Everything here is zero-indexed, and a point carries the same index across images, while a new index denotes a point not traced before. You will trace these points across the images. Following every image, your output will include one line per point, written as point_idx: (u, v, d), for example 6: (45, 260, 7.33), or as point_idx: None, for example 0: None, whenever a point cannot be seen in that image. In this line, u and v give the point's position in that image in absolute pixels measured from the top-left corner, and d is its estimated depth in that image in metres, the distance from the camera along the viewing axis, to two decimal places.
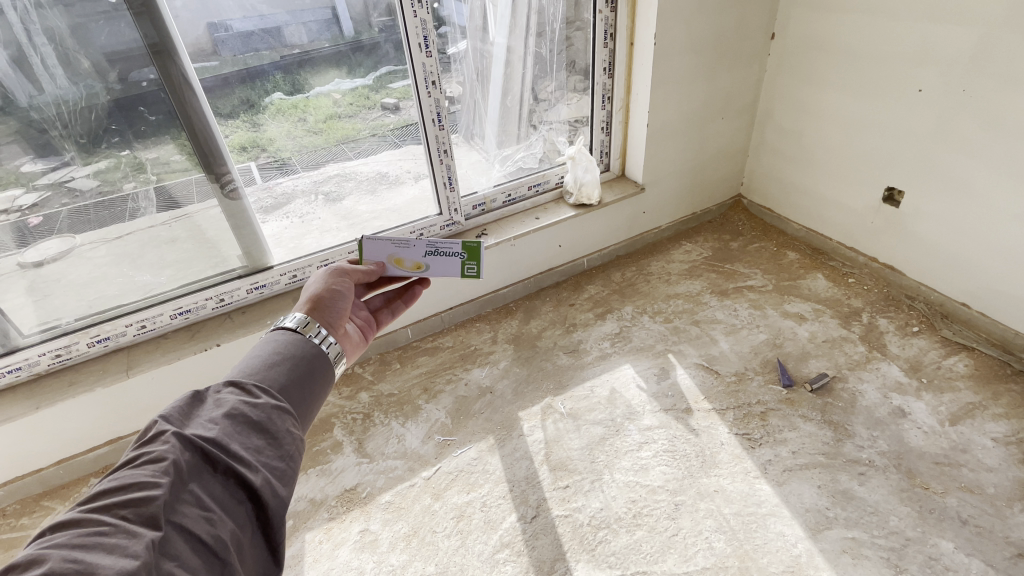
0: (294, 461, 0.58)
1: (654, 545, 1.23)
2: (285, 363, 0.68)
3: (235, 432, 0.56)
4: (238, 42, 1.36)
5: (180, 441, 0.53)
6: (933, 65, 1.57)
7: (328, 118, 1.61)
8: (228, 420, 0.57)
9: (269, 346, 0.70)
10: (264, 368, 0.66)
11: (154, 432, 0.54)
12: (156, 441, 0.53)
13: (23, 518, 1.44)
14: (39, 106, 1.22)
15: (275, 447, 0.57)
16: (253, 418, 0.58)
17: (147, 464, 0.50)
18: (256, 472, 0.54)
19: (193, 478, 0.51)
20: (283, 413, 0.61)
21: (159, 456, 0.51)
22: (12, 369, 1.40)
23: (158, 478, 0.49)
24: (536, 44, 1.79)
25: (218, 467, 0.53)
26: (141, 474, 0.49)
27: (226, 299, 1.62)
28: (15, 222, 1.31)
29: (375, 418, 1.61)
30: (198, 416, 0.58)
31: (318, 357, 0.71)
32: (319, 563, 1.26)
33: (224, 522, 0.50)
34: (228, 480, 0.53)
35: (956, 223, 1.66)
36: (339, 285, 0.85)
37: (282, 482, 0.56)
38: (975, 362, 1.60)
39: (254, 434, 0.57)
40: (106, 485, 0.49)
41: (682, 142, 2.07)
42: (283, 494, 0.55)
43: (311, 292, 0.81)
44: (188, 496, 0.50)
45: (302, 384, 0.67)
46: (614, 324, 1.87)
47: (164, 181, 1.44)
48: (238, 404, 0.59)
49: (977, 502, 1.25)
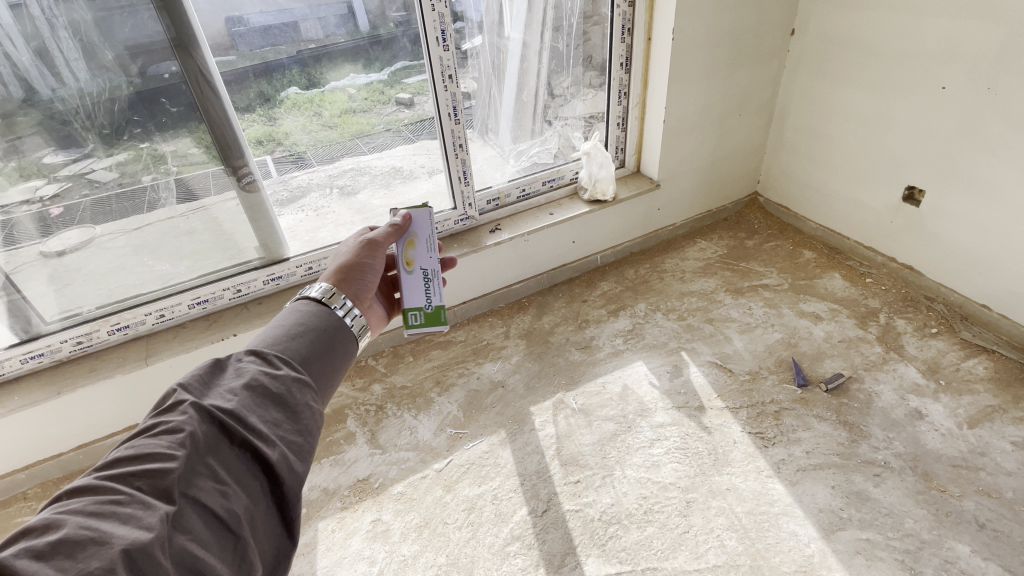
0: (311, 436, 0.59)
1: (665, 541, 1.23)
2: (306, 336, 0.69)
3: (254, 404, 0.58)
4: (256, 36, 1.38)
5: (197, 412, 0.54)
6: (957, 62, 1.54)
7: (343, 113, 1.62)
8: (248, 391, 0.58)
9: (291, 318, 0.71)
10: (285, 340, 0.67)
11: (173, 401, 0.55)
12: (174, 411, 0.54)
13: (43, 501, 1.48)
14: (62, 97, 1.24)
15: (293, 421, 0.58)
16: (273, 390, 0.60)
17: (165, 433, 0.52)
18: (273, 447, 0.55)
19: (210, 451, 0.52)
20: (302, 386, 0.62)
21: (177, 427, 0.52)
22: (35, 354, 1.44)
23: (175, 450, 0.50)
24: (553, 39, 1.79)
25: (235, 439, 0.54)
26: (158, 444, 0.50)
27: (242, 289, 1.64)
28: (38, 212, 1.34)
29: (388, 410, 1.63)
30: (218, 385, 0.60)
31: (340, 329, 0.72)
32: (332, 551, 1.28)
33: (238, 496, 0.51)
34: (245, 453, 0.54)
35: (978, 223, 1.63)
36: (370, 259, 0.88)
37: (299, 457, 0.57)
38: (995, 364, 1.58)
39: (272, 407, 0.58)
40: (124, 452, 0.50)
41: (699, 138, 2.06)
42: (299, 469, 0.56)
43: (342, 262, 0.85)
44: (204, 468, 0.51)
45: (322, 358, 0.68)
46: (627, 320, 1.87)
47: (183, 173, 1.45)
48: (257, 375, 0.60)
49: (995, 506, 1.23)
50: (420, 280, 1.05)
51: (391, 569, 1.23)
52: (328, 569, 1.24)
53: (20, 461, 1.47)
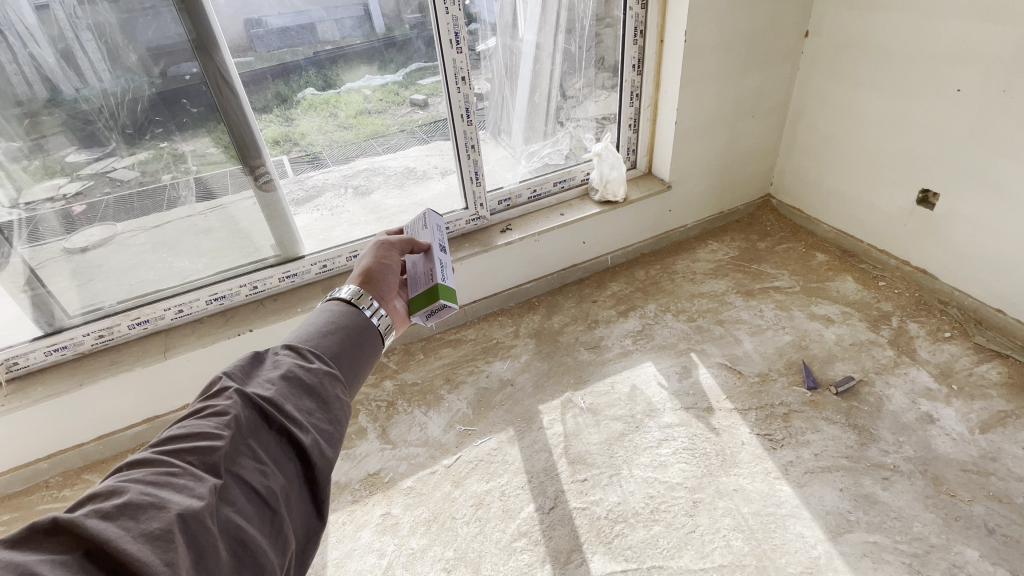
0: (341, 425, 0.62)
1: (672, 540, 1.23)
2: (337, 333, 0.72)
3: (290, 393, 0.60)
4: (275, 38, 1.41)
5: (241, 397, 0.57)
6: (973, 63, 1.53)
7: (359, 113, 1.65)
8: (284, 381, 0.61)
9: (323, 316, 0.74)
10: (318, 337, 0.70)
11: (219, 387, 0.58)
12: (220, 396, 0.57)
13: (65, 489, 1.52)
14: (86, 97, 1.28)
15: (325, 410, 0.61)
16: (307, 381, 0.62)
17: (212, 416, 0.55)
18: (307, 433, 0.58)
19: (251, 433, 0.55)
20: (333, 379, 0.65)
21: (222, 410, 0.55)
22: (59, 347, 1.49)
23: (221, 430, 0.53)
24: (566, 41, 1.80)
25: (273, 424, 0.57)
26: (206, 425, 0.53)
27: (258, 286, 1.68)
28: (62, 210, 1.38)
29: (399, 406, 1.65)
30: (258, 375, 0.63)
31: (367, 329, 0.75)
32: (342, 543, 1.31)
33: (275, 475, 0.54)
34: (282, 437, 0.57)
35: (994, 226, 1.61)
36: (387, 260, 0.91)
37: (330, 444, 0.60)
38: (1010, 369, 1.56)
39: (306, 397, 0.61)
40: (175, 431, 0.53)
41: (712, 140, 2.06)
42: (330, 455, 0.59)
43: (363, 266, 0.87)
44: (246, 449, 0.54)
45: (351, 354, 0.71)
46: (637, 321, 1.88)
47: (203, 172, 1.49)
48: (293, 367, 0.63)
49: (1006, 512, 1.22)
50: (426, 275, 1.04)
51: (400, 562, 1.25)
52: (338, 561, 1.27)
53: (44, 450, 1.51)
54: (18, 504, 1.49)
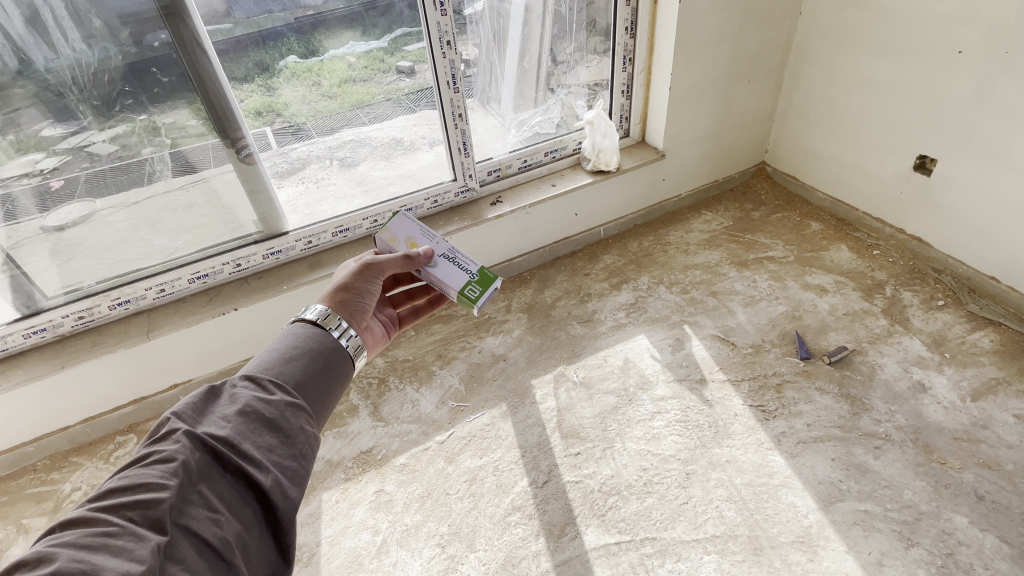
0: (307, 461, 0.61)
1: (665, 512, 1.24)
2: (301, 358, 0.70)
3: (248, 430, 0.59)
4: (251, 3, 1.33)
5: (190, 440, 0.55)
6: (977, 22, 1.48)
7: (342, 82, 1.57)
8: (242, 417, 0.60)
9: (287, 340, 0.72)
10: (281, 363, 0.69)
11: (166, 429, 0.57)
12: (167, 440, 0.55)
13: (53, 472, 1.50)
14: (55, 68, 1.21)
15: (288, 446, 0.60)
16: (266, 415, 0.61)
17: (157, 463, 0.53)
18: (267, 473, 0.56)
19: (203, 479, 0.54)
20: (296, 410, 0.64)
21: (169, 456, 0.53)
22: (37, 329, 1.45)
23: (166, 479, 0.51)
24: (556, 3, 1.72)
25: (228, 467, 0.56)
26: (151, 474, 0.52)
27: (242, 264, 1.63)
28: (37, 186, 1.32)
29: (390, 383, 1.63)
30: (212, 412, 0.61)
31: (337, 351, 0.73)
32: (336, 520, 1.31)
33: (230, 524, 0.52)
34: (238, 480, 0.55)
35: (994, 193, 1.59)
36: (367, 285, 0.88)
37: (294, 482, 0.58)
38: (1002, 337, 1.56)
39: (266, 432, 0.60)
40: (116, 483, 0.51)
41: (706, 107, 2.00)
42: (293, 495, 0.57)
43: (339, 285, 0.84)
44: (196, 496, 0.52)
45: (317, 379, 0.69)
46: (630, 294, 1.85)
47: (180, 145, 1.43)
48: (252, 401, 0.62)
49: (995, 478, 1.24)
50: (449, 263, 1.09)
51: (394, 539, 1.26)
52: (332, 538, 1.27)
53: (29, 433, 1.49)
54: (7, 487, 1.48)
